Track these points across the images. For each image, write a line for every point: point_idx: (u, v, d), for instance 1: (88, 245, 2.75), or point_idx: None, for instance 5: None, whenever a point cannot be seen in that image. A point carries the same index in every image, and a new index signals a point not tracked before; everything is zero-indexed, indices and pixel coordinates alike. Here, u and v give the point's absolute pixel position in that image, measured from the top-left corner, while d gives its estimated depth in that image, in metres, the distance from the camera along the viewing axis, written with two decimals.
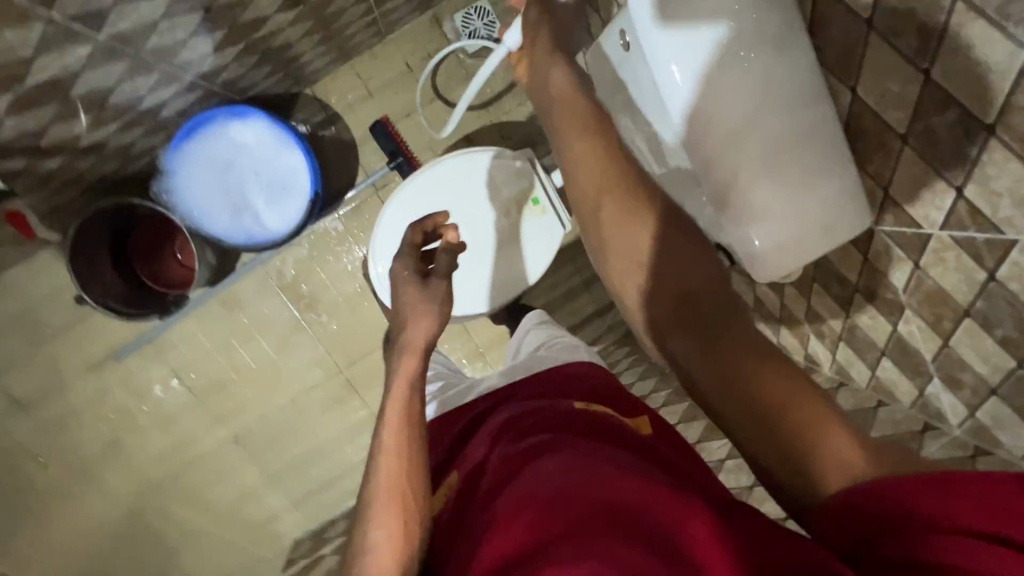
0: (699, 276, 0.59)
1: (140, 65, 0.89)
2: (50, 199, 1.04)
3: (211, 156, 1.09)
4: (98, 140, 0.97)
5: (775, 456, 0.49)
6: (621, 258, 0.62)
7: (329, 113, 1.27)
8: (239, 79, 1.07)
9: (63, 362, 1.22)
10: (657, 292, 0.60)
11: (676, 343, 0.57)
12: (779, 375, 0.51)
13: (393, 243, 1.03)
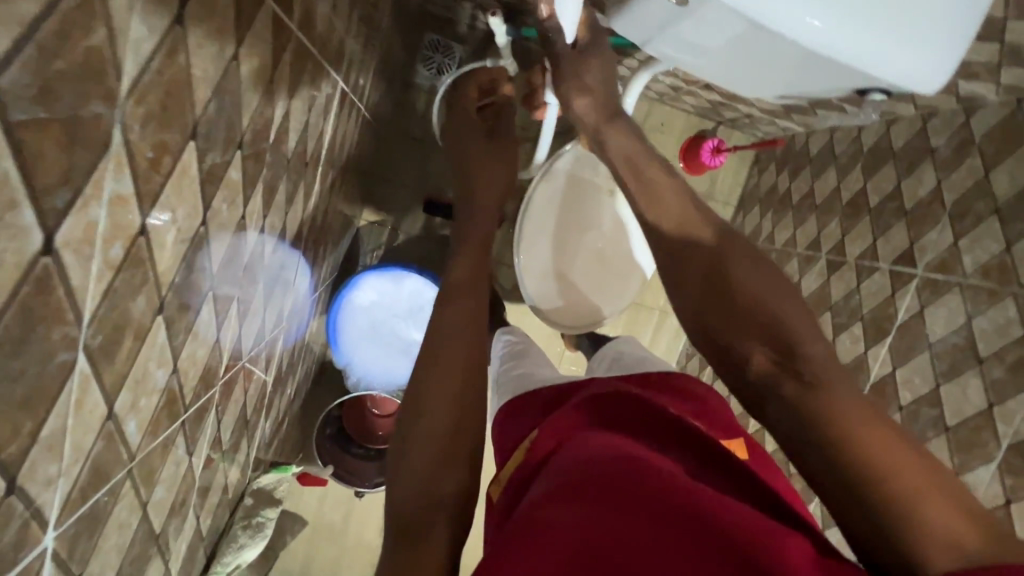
0: (774, 302, 0.52)
1: (277, 342, 0.76)
2: (293, 436, 1.19)
3: (359, 330, 1.15)
4: (305, 373, 1.12)
5: (879, 519, 0.40)
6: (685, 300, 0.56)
7: (388, 225, 1.38)
8: (338, 254, 1.19)
9: (365, 544, 1.37)
10: (717, 326, 0.53)
11: (740, 327, 0.52)
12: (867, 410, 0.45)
13: (544, 283, 1.06)
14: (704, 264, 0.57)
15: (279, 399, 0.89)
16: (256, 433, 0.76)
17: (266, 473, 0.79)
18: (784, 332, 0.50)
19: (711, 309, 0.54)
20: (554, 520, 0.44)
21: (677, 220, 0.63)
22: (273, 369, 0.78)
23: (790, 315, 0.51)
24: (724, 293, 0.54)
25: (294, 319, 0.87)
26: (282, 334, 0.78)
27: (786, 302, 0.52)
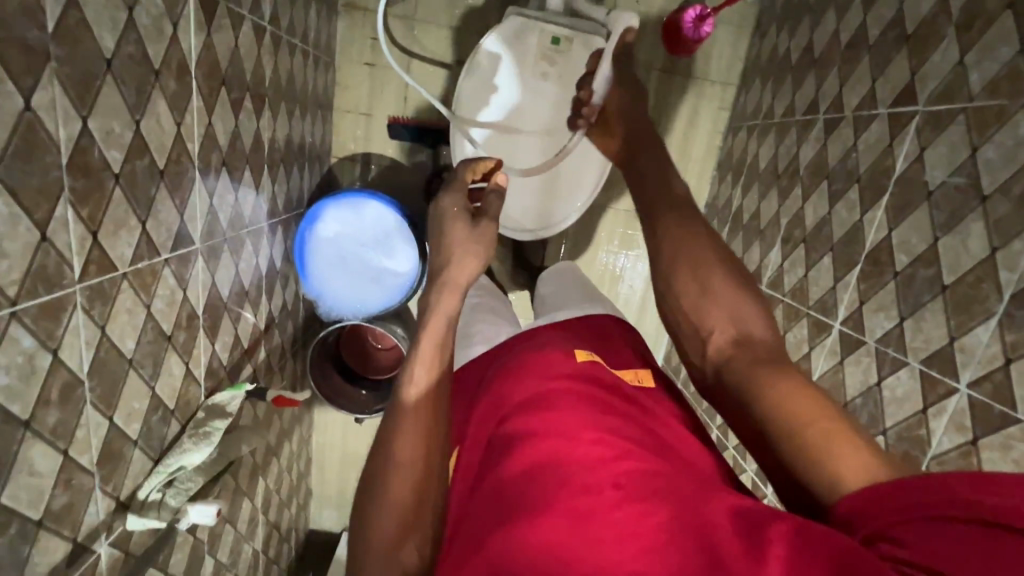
0: (745, 303, 0.70)
1: (207, 260, 0.81)
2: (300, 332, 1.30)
3: (329, 262, 1.17)
4: (283, 306, 1.17)
5: (796, 455, 0.56)
6: (666, 278, 0.74)
7: (358, 159, 1.37)
8: (304, 189, 1.21)
9: None
10: (691, 315, 0.72)
11: (712, 307, 0.70)
12: (797, 383, 0.59)
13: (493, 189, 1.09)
14: (691, 264, 0.73)
15: (235, 325, 0.94)
16: (193, 350, 0.80)
17: (223, 391, 0.85)
18: (745, 325, 0.68)
19: (689, 305, 0.72)
20: (511, 493, 0.57)
21: (657, 203, 0.79)
22: (205, 290, 0.81)
23: (744, 308, 0.69)
24: (723, 302, 0.70)
25: (234, 243, 0.90)
26: (205, 252, 0.80)
27: (755, 306, 0.69)
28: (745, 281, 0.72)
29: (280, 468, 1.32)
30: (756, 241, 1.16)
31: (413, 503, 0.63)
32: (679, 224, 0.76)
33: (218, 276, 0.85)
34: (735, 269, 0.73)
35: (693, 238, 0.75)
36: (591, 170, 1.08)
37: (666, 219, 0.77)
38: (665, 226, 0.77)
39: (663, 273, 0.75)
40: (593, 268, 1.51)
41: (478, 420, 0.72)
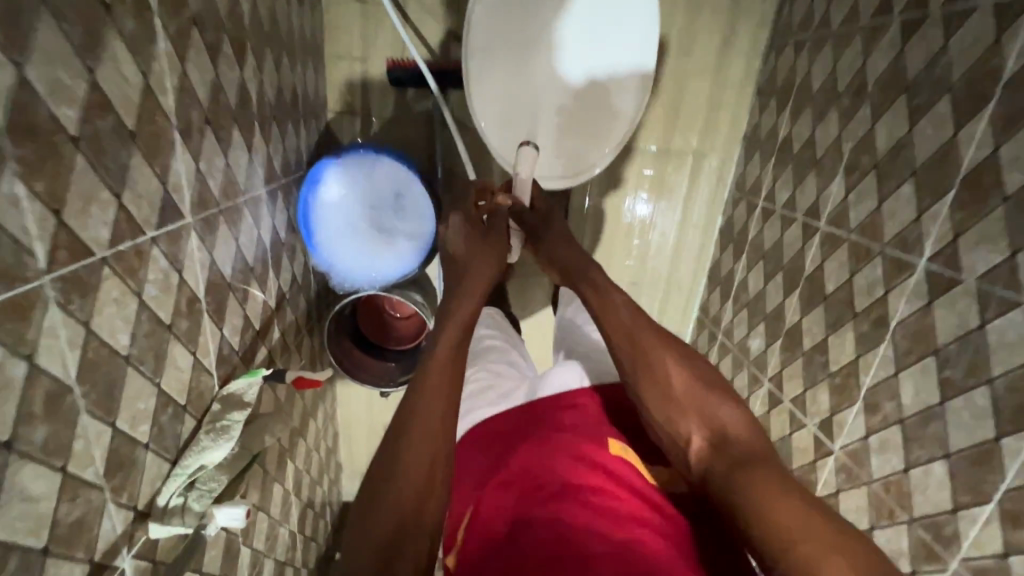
0: (706, 403, 0.71)
1: (201, 233, 0.71)
2: (314, 301, 1.21)
3: (336, 228, 1.06)
4: (292, 280, 1.08)
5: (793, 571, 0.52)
6: (637, 381, 0.76)
7: (357, 113, 1.24)
8: (303, 149, 1.09)
9: None
10: (658, 412, 0.73)
11: (663, 406, 0.73)
12: (782, 494, 0.58)
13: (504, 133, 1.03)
14: (644, 352, 0.78)
15: (243, 306, 0.85)
16: (199, 339, 0.72)
17: (238, 379, 0.78)
18: (719, 424, 0.69)
19: (656, 401, 0.73)
20: None
21: (628, 309, 0.83)
22: (204, 269, 0.72)
23: (717, 408, 0.71)
24: (689, 398, 0.72)
25: (231, 215, 0.79)
26: (196, 225, 0.69)
27: (725, 406, 0.71)
28: (718, 386, 0.74)
29: (309, 448, 1.28)
30: (810, 173, 1.03)
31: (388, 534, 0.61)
32: (654, 330, 0.79)
33: (215, 252, 0.75)
34: (704, 371, 0.76)
35: (642, 334, 0.79)
36: (616, 124, 1.04)
37: (642, 324, 0.80)
38: (632, 335, 0.79)
39: (634, 376, 0.77)
40: (620, 217, 1.39)
41: (481, 514, 0.68)
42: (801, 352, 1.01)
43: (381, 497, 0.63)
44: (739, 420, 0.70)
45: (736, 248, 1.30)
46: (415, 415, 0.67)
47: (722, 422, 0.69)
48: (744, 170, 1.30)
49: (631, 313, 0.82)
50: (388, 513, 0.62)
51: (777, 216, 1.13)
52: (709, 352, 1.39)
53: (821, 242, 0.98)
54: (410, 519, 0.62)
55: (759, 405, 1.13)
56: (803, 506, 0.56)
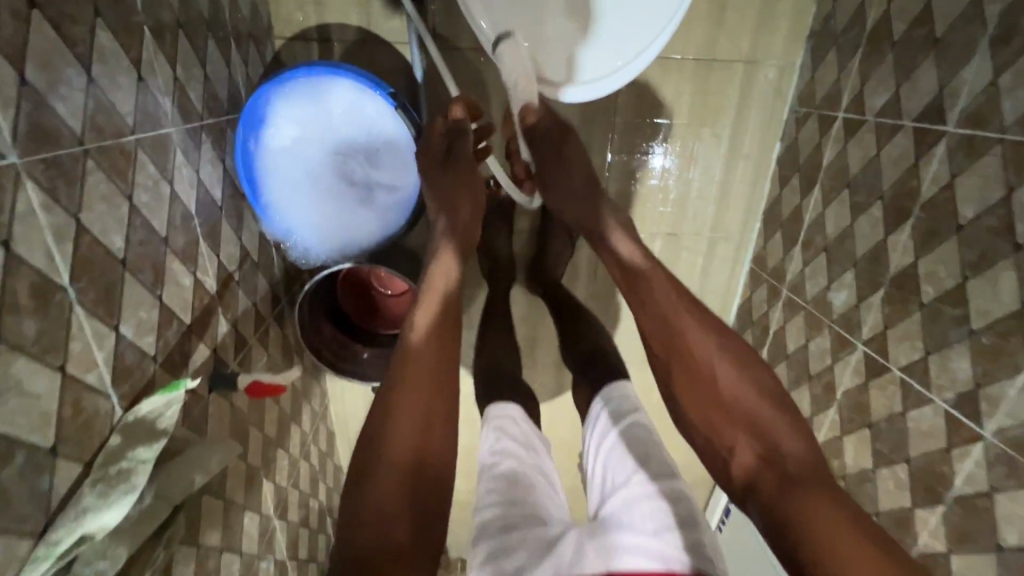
0: (753, 404, 0.62)
1: (46, 180, 0.45)
2: (280, 282, 0.97)
3: (290, 182, 0.82)
4: (244, 256, 0.83)
5: None
6: (678, 378, 0.67)
7: (313, 37, 0.96)
8: (238, 81, 0.83)
9: None
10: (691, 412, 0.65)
11: (694, 399, 0.65)
12: (837, 524, 0.50)
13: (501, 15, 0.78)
14: (665, 324, 0.69)
15: (157, 294, 0.61)
16: (65, 348, 0.47)
17: (149, 398, 0.55)
18: (766, 432, 0.60)
19: (689, 394, 0.66)
20: None
21: (671, 299, 0.70)
22: (63, 238, 0.47)
23: (764, 413, 0.61)
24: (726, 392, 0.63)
25: (112, 158, 0.53)
26: (23, 168, 0.43)
27: (774, 411, 0.62)
28: (767, 386, 0.64)
29: (297, 459, 1.06)
30: (925, 59, 0.76)
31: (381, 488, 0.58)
32: (696, 320, 0.68)
33: (85, 211, 0.50)
34: (752, 368, 0.65)
35: (666, 307, 0.70)
36: (655, 18, 0.75)
37: (681, 316, 0.69)
38: (667, 325, 0.69)
39: (676, 373, 0.67)
40: (653, 153, 1.13)
41: None
42: (919, 304, 0.76)
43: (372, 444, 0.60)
44: (791, 433, 0.60)
45: (804, 179, 1.03)
46: (406, 379, 0.63)
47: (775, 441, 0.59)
48: (813, 77, 1.02)
49: (668, 297, 0.70)
50: (386, 479, 0.58)
51: (868, 127, 0.86)
52: (771, 311, 1.14)
53: (948, 153, 0.72)
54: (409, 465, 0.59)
55: (852, 374, 0.89)
56: (880, 566, 0.47)
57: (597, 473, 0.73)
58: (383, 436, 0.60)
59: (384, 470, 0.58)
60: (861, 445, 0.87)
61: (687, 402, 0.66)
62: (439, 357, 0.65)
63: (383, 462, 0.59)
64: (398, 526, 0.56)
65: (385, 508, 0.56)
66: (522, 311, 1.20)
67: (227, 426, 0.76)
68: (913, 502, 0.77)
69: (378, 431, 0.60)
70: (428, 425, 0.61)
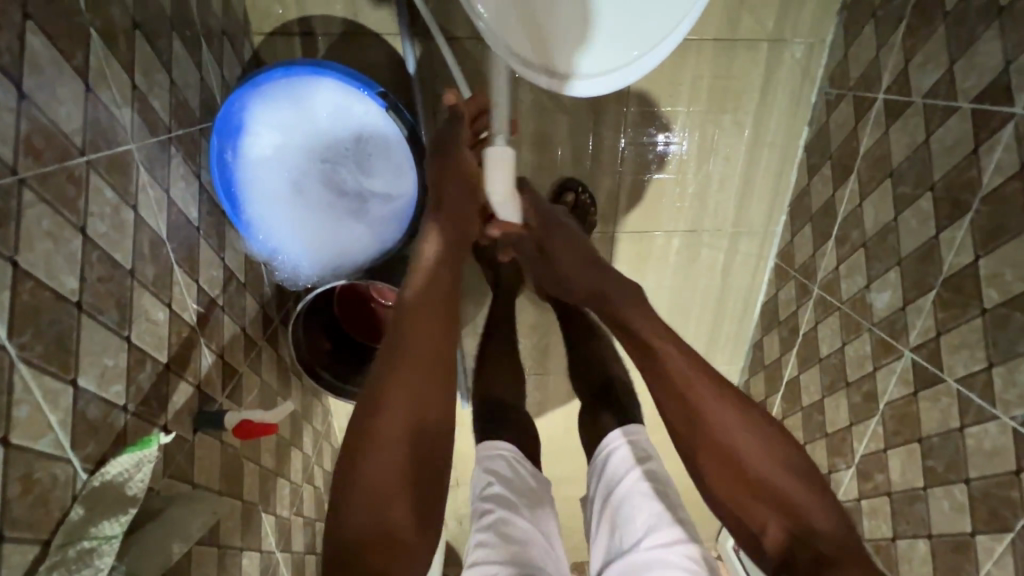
0: (778, 476, 0.61)
1: None
2: (274, 301, 0.90)
3: (274, 196, 0.74)
4: (231, 277, 0.76)
5: None
6: (705, 460, 0.64)
7: (294, 31, 0.88)
8: (212, 85, 0.75)
9: None
10: (713, 480, 0.64)
11: (713, 469, 0.63)
12: None
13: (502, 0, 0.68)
14: (678, 393, 0.66)
15: (125, 335, 0.54)
16: (7, 416, 0.40)
17: (118, 456, 0.49)
18: (799, 510, 0.59)
19: (711, 466, 0.64)
20: None
21: (692, 373, 0.66)
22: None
23: (793, 490, 0.60)
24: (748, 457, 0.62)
25: (56, 187, 0.46)
26: None
27: (797, 481, 0.61)
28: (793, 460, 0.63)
29: (301, 485, 1.00)
30: (985, 31, 0.67)
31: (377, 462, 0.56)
32: (719, 398, 0.65)
33: (24, 253, 0.42)
34: (777, 443, 0.63)
35: (682, 371, 0.66)
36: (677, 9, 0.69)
37: (705, 395, 0.65)
38: (691, 403, 0.65)
39: (702, 455, 0.64)
40: (669, 144, 1.04)
41: None
42: (980, 309, 0.68)
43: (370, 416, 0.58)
44: (821, 509, 0.60)
45: (837, 168, 0.94)
46: (405, 346, 0.61)
47: (801, 514, 0.59)
48: (845, 55, 0.93)
49: (689, 374, 0.66)
50: (383, 453, 0.56)
51: (914, 111, 0.77)
52: (799, 311, 1.06)
53: (1016, 139, 0.63)
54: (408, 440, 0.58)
55: (897, 384, 0.82)
56: None
57: (603, 528, 0.70)
58: (380, 410, 0.58)
59: (382, 440, 0.57)
60: (910, 461, 0.80)
61: (713, 482, 0.64)
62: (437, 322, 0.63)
63: (382, 432, 0.57)
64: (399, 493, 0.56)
65: (384, 478, 0.56)
66: (532, 318, 1.13)
67: (218, 466, 0.70)
68: (973, 527, 0.70)
69: (376, 399, 0.58)
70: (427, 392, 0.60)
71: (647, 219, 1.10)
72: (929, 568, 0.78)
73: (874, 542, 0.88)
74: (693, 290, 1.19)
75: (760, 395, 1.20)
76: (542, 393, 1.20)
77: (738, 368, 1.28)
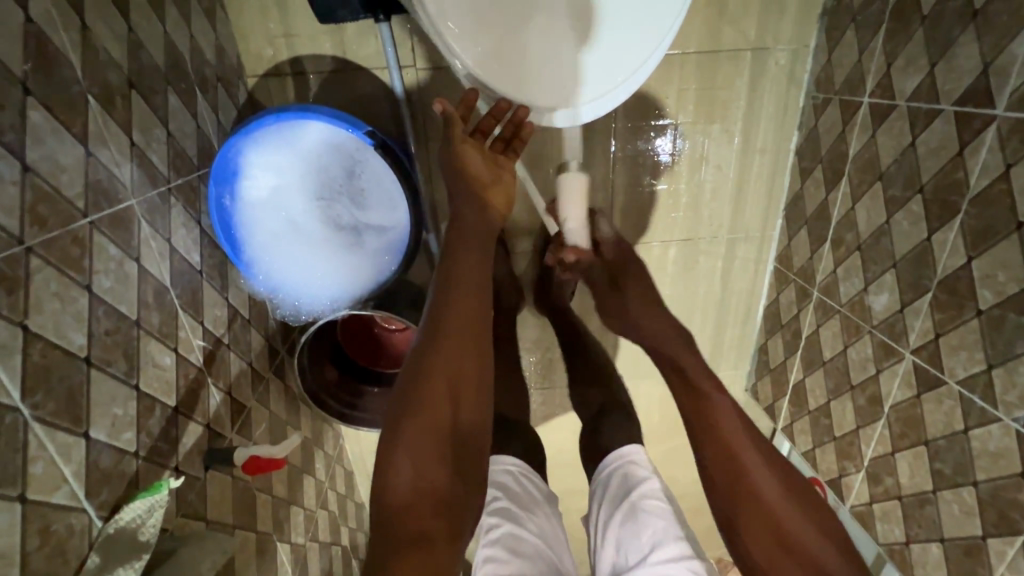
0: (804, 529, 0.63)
1: None
2: (282, 333, 0.92)
3: (275, 232, 0.77)
4: (236, 314, 0.78)
5: None
6: (741, 514, 0.66)
7: (286, 72, 0.90)
8: (207, 130, 0.77)
9: None
10: (742, 529, 0.65)
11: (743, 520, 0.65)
12: None
13: (472, 33, 0.69)
14: (719, 440, 0.70)
15: (134, 383, 0.56)
16: (22, 474, 0.43)
17: (131, 501, 0.51)
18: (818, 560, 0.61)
19: (742, 514, 0.66)
20: None
21: (737, 429, 0.71)
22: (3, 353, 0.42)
23: (823, 551, 0.61)
24: (781, 505, 0.64)
25: (61, 250, 0.48)
26: None
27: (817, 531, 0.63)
28: (828, 518, 0.65)
29: (316, 511, 1.02)
30: (962, 35, 0.67)
31: (418, 442, 0.60)
32: (757, 454, 0.68)
33: (31, 317, 0.45)
34: (813, 503, 0.65)
35: (723, 422, 0.71)
36: (655, 19, 0.71)
37: (745, 450, 0.68)
38: (734, 455, 0.68)
39: (737, 510, 0.66)
40: (658, 155, 1.05)
41: None
42: (975, 310, 0.68)
43: (411, 399, 0.61)
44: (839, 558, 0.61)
45: (829, 171, 0.95)
46: (443, 337, 0.64)
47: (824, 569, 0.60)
48: (829, 59, 0.93)
49: (736, 427, 0.71)
50: (418, 435, 0.60)
51: (899, 114, 0.78)
52: (801, 314, 1.06)
53: (999, 140, 0.63)
54: (443, 427, 0.61)
55: (899, 387, 0.81)
56: None
57: (609, 544, 0.70)
58: (418, 397, 0.61)
59: (414, 426, 0.60)
60: (917, 463, 0.79)
61: (748, 544, 0.65)
62: (469, 323, 0.66)
63: (419, 420, 0.60)
64: (437, 473, 0.59)
65: (420, 458, 0.59)
66: (534, 335, 1.14)
67: (231, 499, 0.72)
68: (984, 531, 0.69)
69: (412, 389, 0.62)
70: (458, 386, 0.63)
71: (643, 231, 1.11)
72: (944, 572, 0.77)
73: (889, 546, 0.87)
74: (693, 299, 1.19)
75: (768, 399, 1.20)
76: (550, 407, 1.21)
77: (746, 372, 1.28)
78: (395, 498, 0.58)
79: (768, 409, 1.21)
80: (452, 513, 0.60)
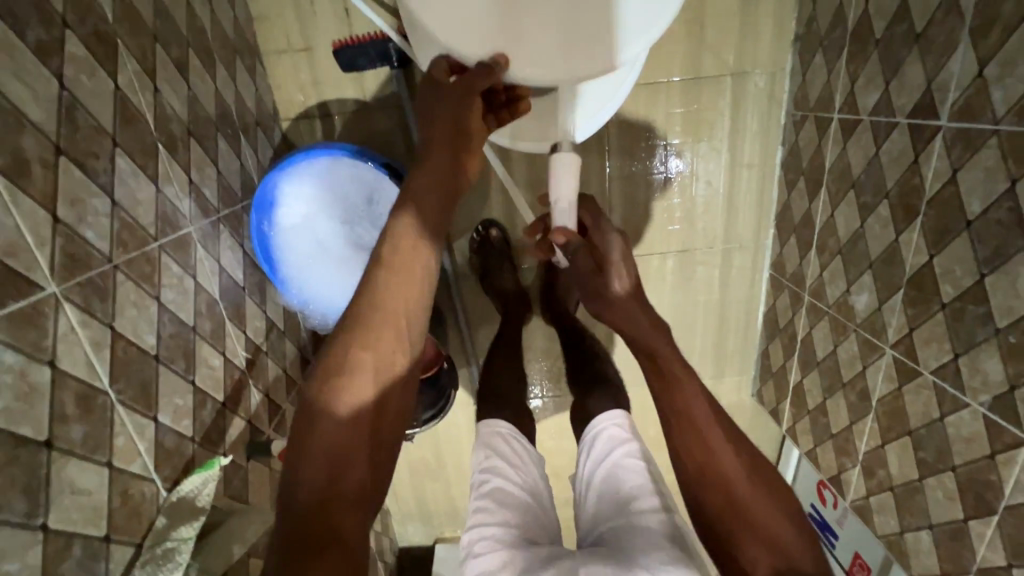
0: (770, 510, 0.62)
1: (78, 301, 0.52)
2: (312, 343, 1.03)
3: (305, 253, 0.88)
4: (273, 325, 0.90)
5: None
6: (708, 496, 0.64)
7: (315, 114, 1.04)
8: (248, 167, 0.90)
9: None
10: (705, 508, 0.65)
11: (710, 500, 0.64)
12: None
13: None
14: (692, 425, 0.67)
15: (191, 378, 0.67)
16: (109, 446, 0.53)
17: (190, 476, 0.61)
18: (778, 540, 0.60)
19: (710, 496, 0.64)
20: None
21: (708, 417, 0.68)
22: (98, 348, 0.53)
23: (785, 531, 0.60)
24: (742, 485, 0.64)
25: (138, 268, 0.60)
26: (61, 294, 0.50)
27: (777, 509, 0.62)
28: (787, 502, 0.63)
29: None
30: (909, 56, 0.74)
31: (335, 432, 0.53)
32: (724, 436, 0.66)
33: (116, 322, 0.56)
34: (793, 504, 0.64)
35: (693, 404, 0.68)
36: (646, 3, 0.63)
37: (713, 433, 0.66)
38: (710, 452, 0.65)
39: (706, 493, 0.64)
40: (653, 172, 1.13)
41: None
42: (940, 304, 0.73)
43: (331, 385, 0.54)
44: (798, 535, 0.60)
45: (810, 182, 1.01)
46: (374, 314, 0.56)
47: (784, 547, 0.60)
48: (804, 79, 1.01)
49: (707, 414, 0.68)
50: (333, 427, 0.53)
51: (864, 127, 0.85)
52: (796, 318, 1.11)
53: (945, 147, 0.69)
54: (363, 414, 0.54)
55: (883, 380, 0.86)
56: None
57: (592, 496, 0.76)
58: (339, 381, 0.54)
59: (330, 416, 0.53)
60: (904, 454, 0.83)
61: (716, 527, 0.63)
62: (404, 297, 0.58)
63: (337, 406, 0.53)
64: (351, 468, 0.53)
65: (334, 452, 0.52)
66: (542, 344, 1.22)
67: (267, 487, 0.81)
68: (964, 514, 0.73)
69: (332, 373, 0.54)
70: (383, 371, 0.55)
71: (643, 244, 1.19)
72: (935, 558, 0.80)
73: (886, 537, 0.90)
74: (694, 307, 1.25)
75: (772, 402, 1.24)
76: (560, 413, 1.28)
77: (751, 377, 1.32)
78: (303, 496, 0.51)
79: (774, 412, 1.25)
80: (368, 508, 0.53)
